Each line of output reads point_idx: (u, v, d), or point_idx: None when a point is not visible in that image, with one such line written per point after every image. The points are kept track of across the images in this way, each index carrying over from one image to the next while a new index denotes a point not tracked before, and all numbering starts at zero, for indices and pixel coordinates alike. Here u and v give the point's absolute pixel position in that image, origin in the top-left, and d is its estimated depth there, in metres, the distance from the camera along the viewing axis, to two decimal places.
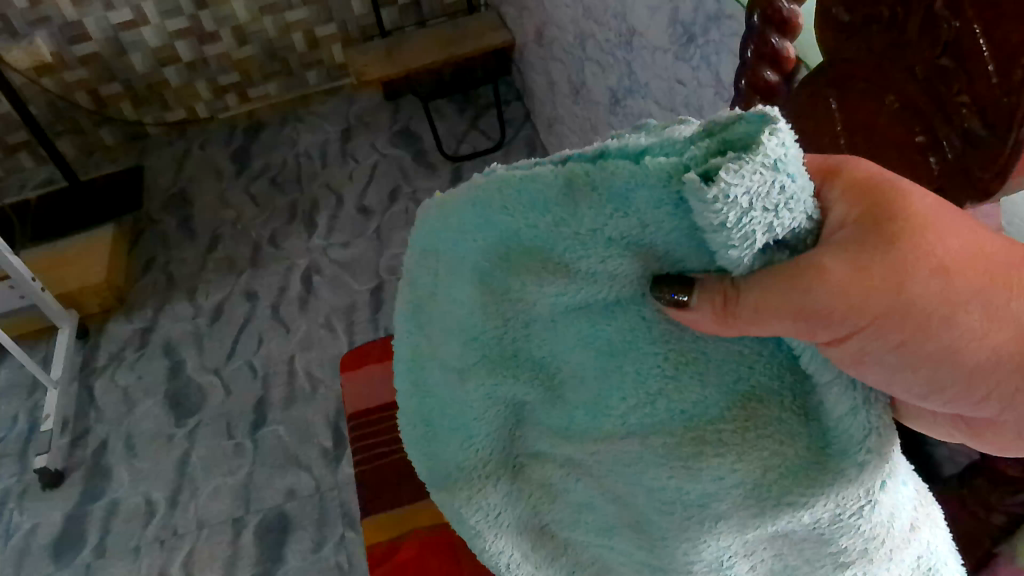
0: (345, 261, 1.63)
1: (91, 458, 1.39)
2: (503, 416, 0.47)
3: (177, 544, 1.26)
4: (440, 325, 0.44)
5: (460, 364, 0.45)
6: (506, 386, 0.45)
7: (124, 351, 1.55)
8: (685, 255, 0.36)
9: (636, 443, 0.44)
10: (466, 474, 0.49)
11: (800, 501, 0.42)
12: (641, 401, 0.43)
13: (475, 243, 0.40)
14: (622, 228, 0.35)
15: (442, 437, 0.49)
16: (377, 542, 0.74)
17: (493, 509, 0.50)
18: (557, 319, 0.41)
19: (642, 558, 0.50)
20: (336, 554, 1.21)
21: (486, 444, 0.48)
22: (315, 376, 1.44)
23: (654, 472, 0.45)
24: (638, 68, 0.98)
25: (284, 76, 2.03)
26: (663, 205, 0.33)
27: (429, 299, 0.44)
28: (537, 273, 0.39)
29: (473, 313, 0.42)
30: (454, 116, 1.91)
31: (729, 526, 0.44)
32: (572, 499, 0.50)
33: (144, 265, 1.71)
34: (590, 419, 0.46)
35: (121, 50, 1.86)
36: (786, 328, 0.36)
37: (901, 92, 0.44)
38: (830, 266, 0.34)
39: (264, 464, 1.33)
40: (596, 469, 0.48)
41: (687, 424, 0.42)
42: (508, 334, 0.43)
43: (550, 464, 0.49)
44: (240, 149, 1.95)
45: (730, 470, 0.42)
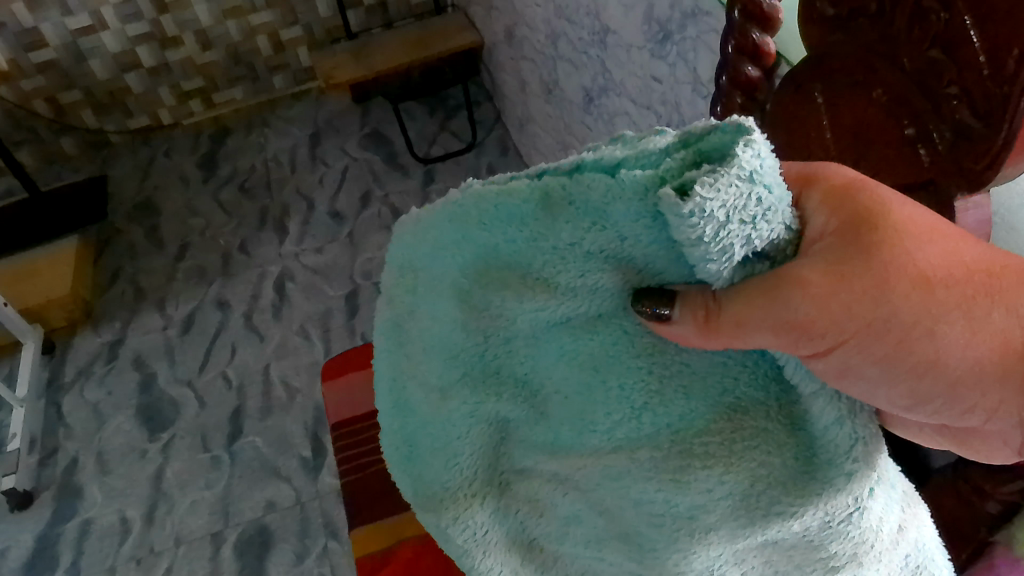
0: (319, 267, 1.60)
1: (61, 477, 1.35)
2: (486, 435, 0.46)
3: (155, 562, 1.23)
4: (419, 342, 0.44)
5: (439, 382, 0.44)
6: (488, 405, 0.44)
7: (93, 365, 1.51)
8: (666, 266, 0.36)
9: (622, 457, 0.43)
10: (451, 493, 0.47)
11: (789, 511, 0.41)
12: (626, 415, 0.42)
13: (455, 259, 0.40)
14: (601, 241, 0.35)
15: (425, 458, 0.47)
16: (366, 554, 0.73)
17: (480, 528, 0.47)
18: (539, 336, 0.41)
19: (633, 568, 0.48)
20: (319, 565, 1.19)
21: (467, 465, 0.46)
22: (292, 384, 1.42)
23: (641, 486, 0.44)
24: (613, 66, 0.98)
25: (249, 80, 1.99)
26: (641, 218, 0.33)
27: (408, 316, 0.44)
28: (518, 289, 0.38)
29: (454, 330, 0.42)
30: (424, 118, 1.89)
31: (719, 537, 0.43)
32: (560, 514, 0.48)
33: (110, 276, 1.67)
34: (575, 435, 0.44)
35: (81, 57, 1.81)
36: (769, 342, 0.36)
37: (887, 86, 0.44)
38: (810, 277, 0.34)
39: (242, 476, 1.30)
40: (584, 484, 0.46)
41: (673, 436, 0.42)
42: (490, 350, 0.42)
43: (536, 479, 0.48)
44: (207, 156, 1.92)
45: (717, 480, 0.41)
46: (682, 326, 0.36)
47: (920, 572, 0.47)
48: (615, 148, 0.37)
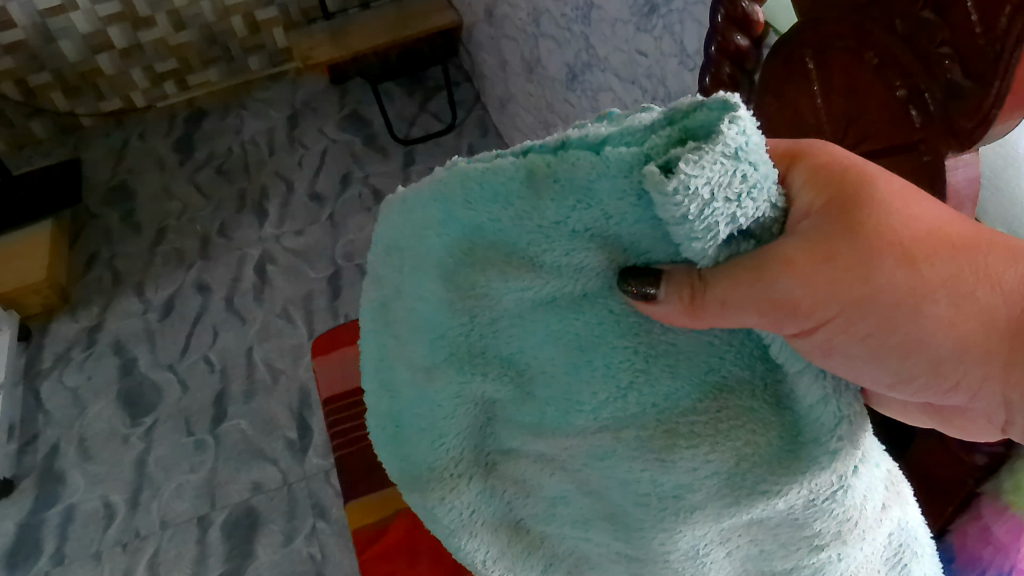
0: (300, 249, 1.59)
1: (42, 463, 1.34)
2: (472, 416, 0.46)
3: (141, 546, 1.22)
4: (404, 323, 0.43)
5: (425, 363, 0.44)
6: (475, 385, 0.44)
7: (72, 350, 1.50)
8: (651, 246, 0.36)
9: (609, 437, 0.44)
10: (438, 474, 0.47)
11: (773, 490, 0.42)
12: (612, 395, 0.42)
13: (440, 238, 0.39)
14: (586, 220, 0.35)
15: (411, 438, 0.47)
16: (364, 525, 0.73)
17: (466, 508, 0.47)
18: (524, 315, 0.41)
19: (620, 548, 0.49)
20: (308, 545, 1.19)
21: (455, 445, 0.46)
22: (276, 366, 1.41)
23: (627, 465, 0.44)
24: (597, 42, 0.98)
25: (224, 62, 1.96)
26: (626, 196, 0.34)
27: (394, 296, 0.43)
28: (503, 268, 0.39)
29: (439, 311, 0.41)
30: (403, 99, 1.88)
31: (704, 516, 0.44)
32: (548, 494, 0.49)
33: (86, 261, 1.64)
34: (561, 415, 0.44)
35: (50, 38, 1.77)
36: (753, 321, 0.37)
37: (879, 48, 0.44)
38: (796, 257, 0.35)
39: (227, 459, 1.30)
40: (571, 464, 0.46)
41: (658, 416, 0.42)
42: (475, 330, 0.42)
43: (523, 460, 0.48)
44: (182, 139, 1.89)
45: (703, 459, 0.42)
46: (668, 306, 0.36)
47: (903, 549, 0.47)
48: (600, 124, 0.36)
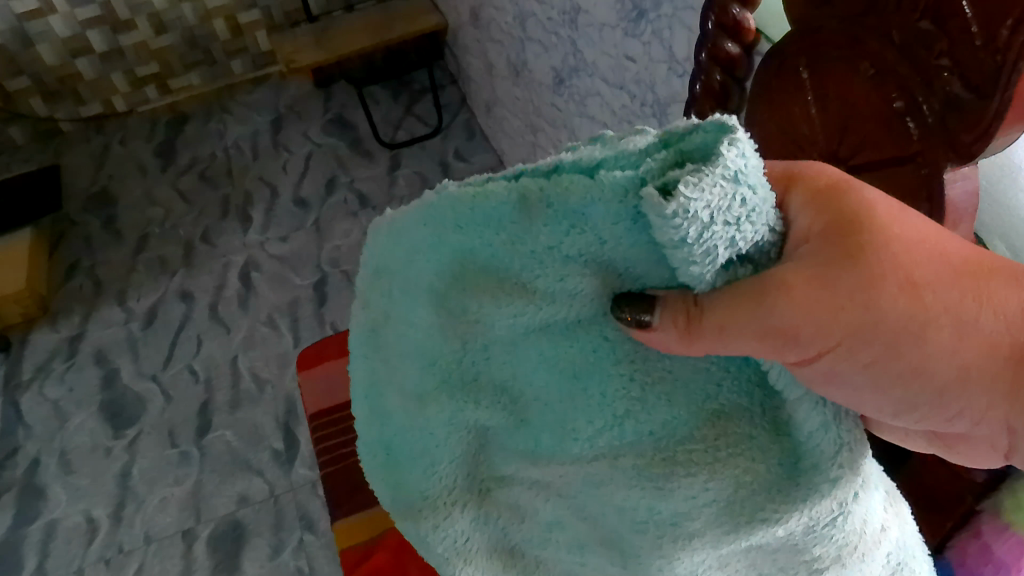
0: (285, 256, 1.57)
1: (23, 478, 1.31)
2: (465, 443, 0.44)
3: (124, 562, 1.20)
4: (395, 348, 0.42)
5: (418, 389, 0.42)
6: (469, 412, 0.43)
7: (52, 361, 1.47)
8: (646, 270, 0.35)
9: (605, 466, 0.42)
10: (432, 501, 0.45)
11: (773, 518, 0.40)
12: (607, 423, 0.41)
13: (431, 264, 0.38)
14: (580, 245, 0.34)
15: (405, 465, 0.45)
16: (352, 545, 0.71)
17: (461, 536, 0.45)
18: (516, 342, 0.39)
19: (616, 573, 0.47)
20: (296, 558, 1.17)
21: (449, 470, 0.45)
22: (261, 376, 1.39)
23: (624, 493, 0.42)
24: (584, 47, 0.97)
25: (207, 65, 1.93)
26: (621, 220, 0.32)
27: (384, 322, 0.42)
28: (495, 294, 0.37)
29: (430, 336, 0.40)
30: (389, 102, 1.86)
31: (703, 542, 0.42)
32: (542, 520, 0.47)
33: (67, 270, 1.62)
34: (556, 443, 0.43)
35: (28, 42, 1.75)
36: (752, 347, 0.36)
37: (875, 58, 0.43)
38: (796, 283, 0.34)
39: (212, 471, 1.27)
40: (566, 490, 0.45)
41: (656, 444, 0.41)
42: (467, 357, 0.41)
43: (517, 486, 0.46)
44: (164, 144, 1.86)
45: (700, 486, 0.40)
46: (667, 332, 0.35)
47: (902, 569, 0.45)
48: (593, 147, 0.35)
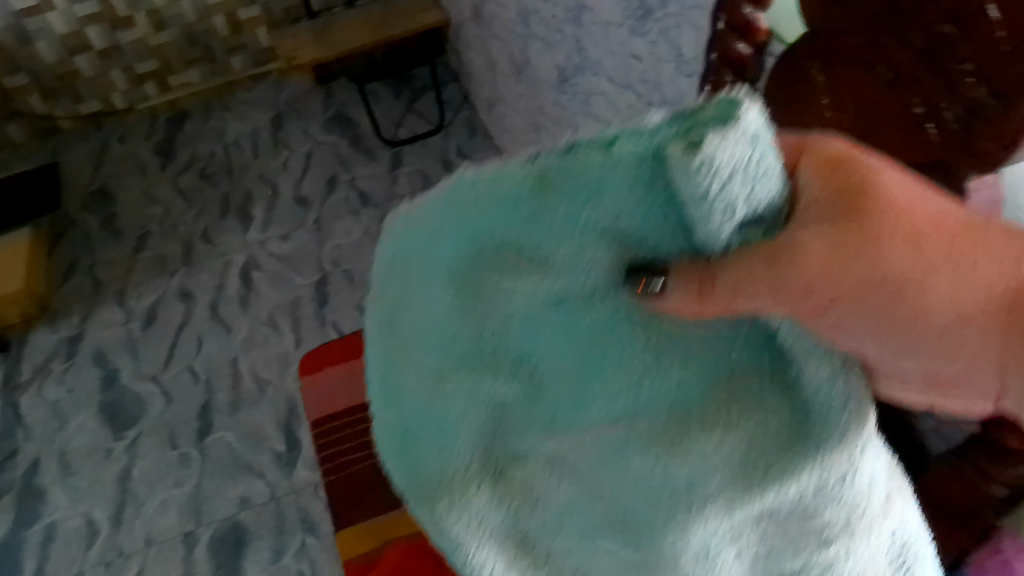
0: (286, 255, 1.56)
1: (22, 480, 1.30)
2: (483, 420, 0.41)
3: (125, 565, 1.19)
4: (411, 330, 0.41)
5: (433, 364, 0.40)
6: (487, 387, 0.40)
7: (52, 362, 1.46)
8: (661, 239, 0.35)
9: (622, 431, 0.41)
10: (448, 480, 0.41)
11: (783, 476, 0.40)
12: (623, 389, 0.40)
13: (450, 240, 0.38)
14: (599, 216, 0.34)
15: (420, 444, 0.41)
16: (354, 557, 0.71)
17: (476, 518, 0.41)
18: (533, 314, 0.38)
19: (630, 558, 0.43)
20: (297, 561, 1.16)
21: (466, 443, 0.41)
22: (262, 376, 1.38)
23: (639, 460, 0.41)
24: (589, 45, 0.95)
25: (206, 62, 1.91)
26: (641, 189, 0.33)
27: (401, 310, 0.41)
28: (513, 266, 0.37)
29: (446, 315, 0.39)
30: (390, 98, 1.84)
31: (716, 508, 0.41)
32: (557, 503, 0.42)
33: (66, 269, 1.61)
34: (573, 414, 0.41)
35: (26, 38, 1.74)
36: (768, 305, 0.36)
37: (894, 62, 0.42)
38: (808, 244, 0.34)
39: (213, 473, 1.26)
40: (582, 464, 0.42)
41: (670, 407, 0.40)
42: (484, 331, 0.39)
43: (533, 464, 0.42)
44: (164, 141, 1.85)
45: (720, 445, 0.40)
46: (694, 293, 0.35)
47: (906, 552, 0.45)
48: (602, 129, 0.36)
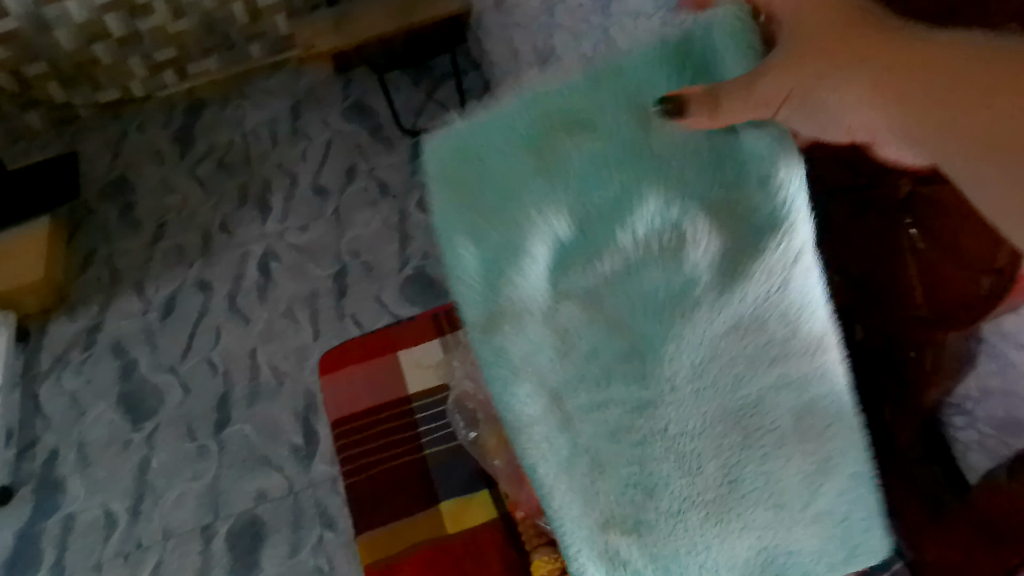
0: (304, 246, 1.54)
1: (40, 470, 1.30)
2: (534, 262, 0.43)
3: (144, 557, 1.20)
4: (478, 189, 0.44)
5: (495, 210, 0.43)
6: (540, 225, 0.43)
7: (70, 352, 1.45)
8: (687, 106, 0.43)
9: (645, 256, 0.44)
10: (495, 315, 0.44)
11: (752, 282, 0.44)
12: (651, 216, 0.42)
13: (518, 115, 0.43)
14: (645, 86, 0.43)
15: (469, 296, 0.44)
16: (373, 562, 0.69)
17: (523, 358, 0.44)
18: (586, 165, 0.42)
19: (636, 399, 0.47)
20: (315, 556, 1.16)
21: (516, 275, 0.43)
22: (280, 369, 1.37)
23: (650, 283, 0.44)
24: (618, 33, 0.92)
25: (225, 50, 1.87)
26: (672, 66, 0.42)
27: (473, 175, 0.44)
28: (576, 126, 0.42)
29: (513, 168, 0.43)
30: (409, 87, 1.81)
31: (702, 314, 0.45)
32: (584, 349, 0.45)
33: (84, 258, 1.60)
34: (609, 247, 0.43)
35: (44, 26, 1.70)
36: (779, 102, 0.37)
37: None
38: (816, 32, 0.36)
39: (231, 466, 1.26)
40: (611, 297, 0.45)
41: (682, 230, 0.43)
42: (544, 176, 0.42)
43: (570, 307, 0.45)
44: (182, 130, 1.84)
45: (710, 249, 0.43)
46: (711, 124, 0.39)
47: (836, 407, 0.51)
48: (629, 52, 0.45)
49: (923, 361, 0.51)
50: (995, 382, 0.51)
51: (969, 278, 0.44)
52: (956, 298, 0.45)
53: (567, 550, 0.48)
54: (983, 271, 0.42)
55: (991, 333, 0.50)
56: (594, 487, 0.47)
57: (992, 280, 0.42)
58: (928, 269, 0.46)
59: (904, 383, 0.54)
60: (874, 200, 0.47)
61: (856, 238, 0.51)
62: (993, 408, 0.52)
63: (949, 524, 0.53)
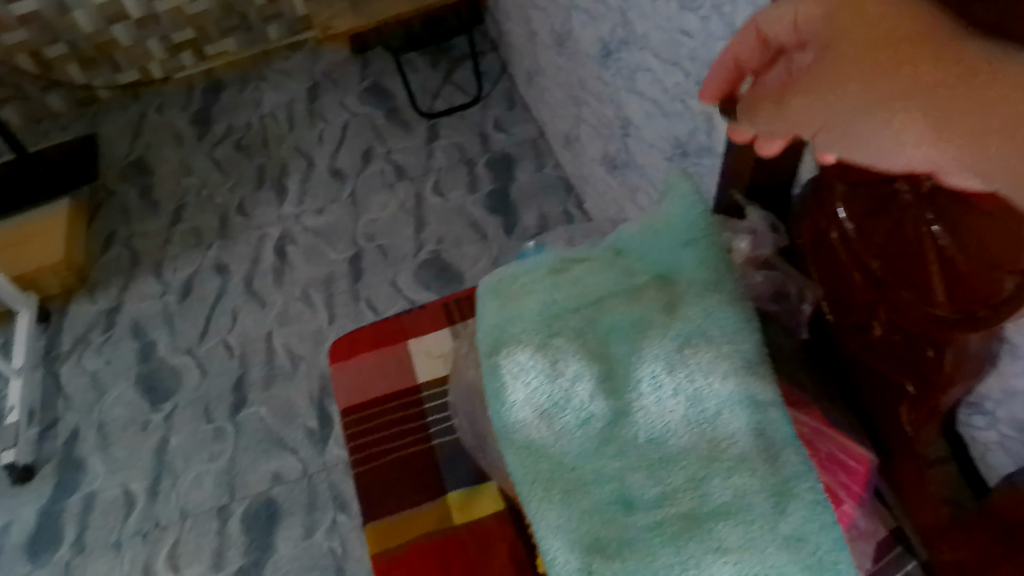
0: (320, 229, 1.54)
1: (62, 450, 1.32)
2: (540, 314, 0.57)
3: (161, 536, 1.21)
4: (514, 290, 0.61)
5: (522, 294, 0.60)
6: (551, 297, 0.58)
7: (91, 333, 1.47)
8: (663, 240, 0.58)
9: (625, 313, 0.55)
10: (504, 342, 0.57)
11: (706, 323, 0.52)
12: (627, 292, 0.57)
13: (542, 261, 0.64)
14: (631, 245, 0.60)
15: (491, 336, 0.58)
16: (380, 551, 0.69)
17: (521, 371, 0.55)
18: (586, 275, 0.59)
19: (613, 414, 0.52)
20: (329, 539, 1.16)
21: (526, 320, 0.58)
22: (296, 352, 1.37)
23: (631, 330, 0.54)
24: (635, 18, 0.90)
25: (242, 31, 1.89)
26: (653, 227, 0.59)
27: (510, 287, 0.61)
28: (581, 263, 0.61)
29: (539, 281, 0.60)
30: (427, 69, 1.80)
31: (663, 342, 0.52)
32: (571, 369, 0.54)
33: (104, 240, 1.62)
34: (595, 306, 0.57)
35: (64, 8, 1.73)
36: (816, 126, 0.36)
37: None
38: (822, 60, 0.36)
39: (247, 448, 1.27)
40: (597, 338, 0.55)
41: (645, 295, 0.56)
42: (555, 281, 0.60)
43: (562, 339, 0.55)
44: (200, 112, 1.84)
45: (672, 310, 0.54)
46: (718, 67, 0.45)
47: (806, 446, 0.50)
48: (636, 224, 0.62)
49: (942, 361, 0.49)
50: (1017, 382, 0.50)
51: (992, 278, 0.41)
52: (974, 297, 0.43)
53: (552, 564, 0.51)
54: (1007, 271, 0.40)
55: (1014, 334, 0.48)
56: (575, 502, 0.51)
57: (1015, 281, 0.40)
58: (948, 267, 0.44)
59: (922, 382, 0.52)
60: (893, 197, 0.47)
61: (873, 233, 0.50)
62: (1016, 410, 0.51)
63: (967, 525, 0.51)
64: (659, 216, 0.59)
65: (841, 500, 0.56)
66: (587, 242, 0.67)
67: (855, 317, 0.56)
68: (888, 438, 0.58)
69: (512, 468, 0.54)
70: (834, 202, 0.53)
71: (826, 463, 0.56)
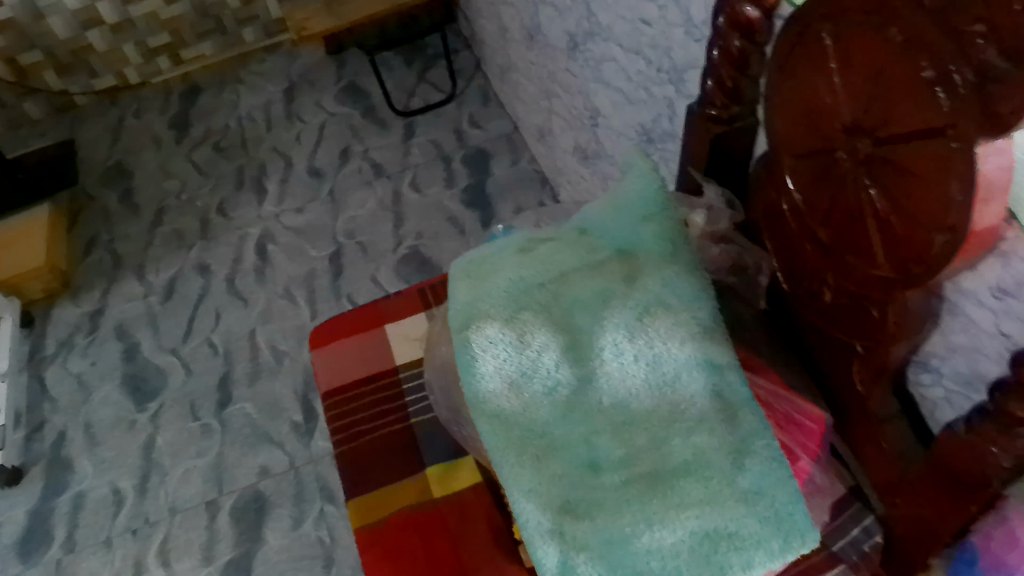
0: (300, 227, 1.56)
1: (49, 451, 1.33)
2: (507, 289, 0.59)
3: (151, 532, 1.22)
4: (481, 268, 0.63)
5: (490, 271, 0.62)
6: (516, 272, 0.60)
7: (75, 336, 1.48)
8: (623, 216, 0.60)
9: (588, 284, 0.57)
10: (473, 319, 0.59)
11: (663, 291, 0.54)
12: (590, 263, 0.58)
13: (510, 240, 0.65)
14: (595, 221, 0.62)
15: (461, 314, 0.61)
16: (364, 525, 0.71)
17: (490, 346, 0.57)
18: (551, 248, 0.61)
19: (578, 382, 0.55)
20: (317, 529, 1.19)
21: (494, 295, 0.59)
22: (280, 349, 1.39)
23: (592, 300, 0.56)
24: (599, 10, 0.93)
25: (218, 34, 1.91)
26: (614, 205, 0.61)
27: (479, 265, 0.63)
28: (547, 238, 0.62)
29: (507, 257, 0.62)
30: (402, 68, 1.82)
31: (623, 313, 0.54)
32: (538, 340, 0.56)
33: (86, 244, 1.63)
34: (559, 278, 0.59)
35: (39, 14, 1.73)
36: None
37: (905, 24, 0.40)
38: None
39: (234, 443, 1.29)
40: (562, 309, 0.57)
41: (605, 268, 0.57)
42: (522, 255, 0.61)
43: (529, 313, 0.57)
44: (178, 116, 1.85)
45: (631, 280, 0.56)
46: None
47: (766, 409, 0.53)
48: (600, 202, 0.64)
49: (886, 320, 0.51)
50: (958, 338, 0.52)
51: (925, 236, 0.44)
52: (910, 256, 0.46)
53: (524, 526, 0.54)
54: (937, 229, 0.42)
55: (953, 293, 0.51)
56: (545, 467, 0.54)
57: (944, 238, 0.42)
58: (885, 228, 0.47)
59: (870, 342, 0.54)
60: (835, 165, 0.50)
61: (821, 201, 0.53)
62: (956, 365, 0.54)
63: (917, 478, 0.53)
64: (620, 196, 0.61)
65: (798, 457, 0.59)
66: (555, 224, 0.70)
67: (809, 284, 0.59)
68: (842, 399, 0.61)
69: (484, 435, 0.57)
70: (782, 174, 0.57)
71: (783, 423, 0.59)
